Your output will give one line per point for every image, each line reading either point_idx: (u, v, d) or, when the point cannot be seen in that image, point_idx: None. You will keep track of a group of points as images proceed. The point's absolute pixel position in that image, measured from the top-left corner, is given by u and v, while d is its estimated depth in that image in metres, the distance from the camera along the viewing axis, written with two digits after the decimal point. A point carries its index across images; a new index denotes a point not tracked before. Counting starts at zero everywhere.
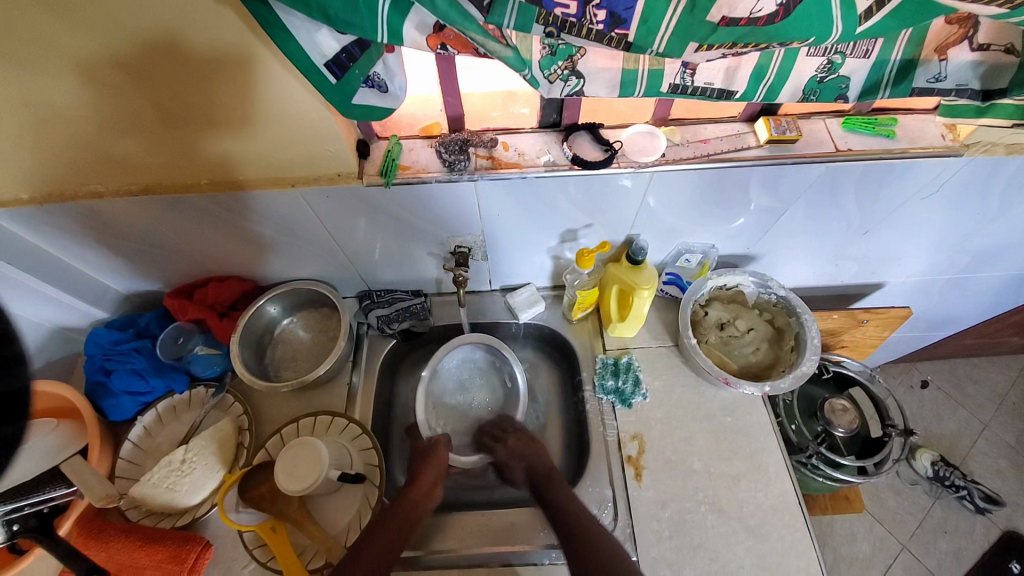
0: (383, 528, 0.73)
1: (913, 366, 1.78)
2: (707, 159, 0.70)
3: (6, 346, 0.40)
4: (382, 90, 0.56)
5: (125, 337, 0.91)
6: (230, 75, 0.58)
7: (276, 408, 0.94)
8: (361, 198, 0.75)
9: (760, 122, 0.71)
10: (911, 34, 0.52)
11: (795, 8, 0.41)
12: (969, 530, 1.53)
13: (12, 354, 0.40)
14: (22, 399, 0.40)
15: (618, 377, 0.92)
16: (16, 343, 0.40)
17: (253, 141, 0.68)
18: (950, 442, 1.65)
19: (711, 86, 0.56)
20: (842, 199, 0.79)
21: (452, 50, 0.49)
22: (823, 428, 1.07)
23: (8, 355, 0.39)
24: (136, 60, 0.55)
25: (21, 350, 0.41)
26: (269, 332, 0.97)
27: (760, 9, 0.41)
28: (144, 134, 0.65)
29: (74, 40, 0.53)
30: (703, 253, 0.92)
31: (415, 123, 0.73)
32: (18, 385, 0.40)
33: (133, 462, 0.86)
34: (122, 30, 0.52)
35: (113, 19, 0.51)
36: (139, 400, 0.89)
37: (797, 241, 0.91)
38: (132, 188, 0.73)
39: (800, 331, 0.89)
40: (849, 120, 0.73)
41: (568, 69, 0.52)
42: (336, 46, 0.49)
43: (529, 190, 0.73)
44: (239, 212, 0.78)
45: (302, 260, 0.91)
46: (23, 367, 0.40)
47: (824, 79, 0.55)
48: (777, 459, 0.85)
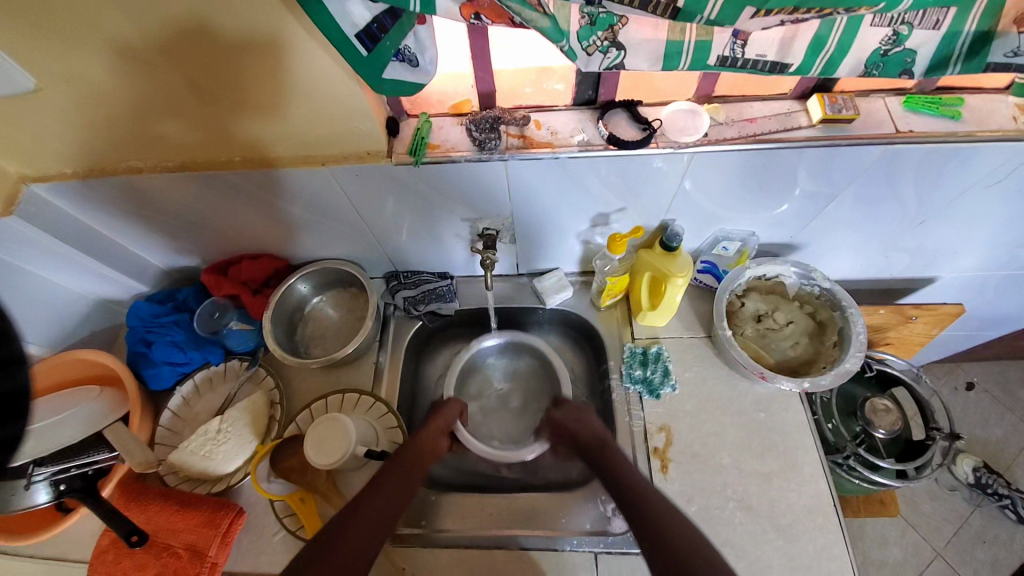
0: (397, 466, 0.73)
1: (960, 367, 1.68)
2: (753, 140, 0.66)
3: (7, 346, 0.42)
4: (413, 65, 0.54)
5: (164, 310, 0.95)
6: (263, 53, 0.57)
7: (305, 384, 0.96)
8: (390, 178, 0.74)
9: (813, 100, 0.66)
10: (986, 4, 0.46)
11: None
12: (1012, 541, 1.45)
13: (13, 354, 0.42)
14: (24, 399, 0.42)
15: (647, 367, 0.89)
16: (17, 344, 0.43)
17: (285, 119, 0.67)
18: (997, 449, 1.56)
19: (763, 59, 0.52)
20: (899, 185, 0.73)
21: (486, 21, 0.46)
22: (862, 429, 1.02)
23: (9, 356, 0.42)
24: (172, 39, 0.55)
25: None
26: (299, 310, 0.99)
27: None
28: (181, 113, 0.66)
29: (113, 20, 0.53)
30: (742, 240, 0.87)
31: (445, 100, 0.71)
32: (15, 386, 0.42)
33: (172, 430, 0.90)
34: (157, 8, 0.52)
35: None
36: (177, 371, 0.93)
37: (845, 230, 0.85)
38: (170, 164, 0.74)
39: (845, 326, 0.84)
40: (912, 98, 0.67)
41: (608, 40, 0.49)
42: (367, 15, 0.47)
43: (561, 171, 0.71)
44: (271, 190, 0.78)
45: (331, 240, 0.92)
46: (23, 368, 0.43)
47: (888, 52, 0.51)
48: (811, 458, 0.82)
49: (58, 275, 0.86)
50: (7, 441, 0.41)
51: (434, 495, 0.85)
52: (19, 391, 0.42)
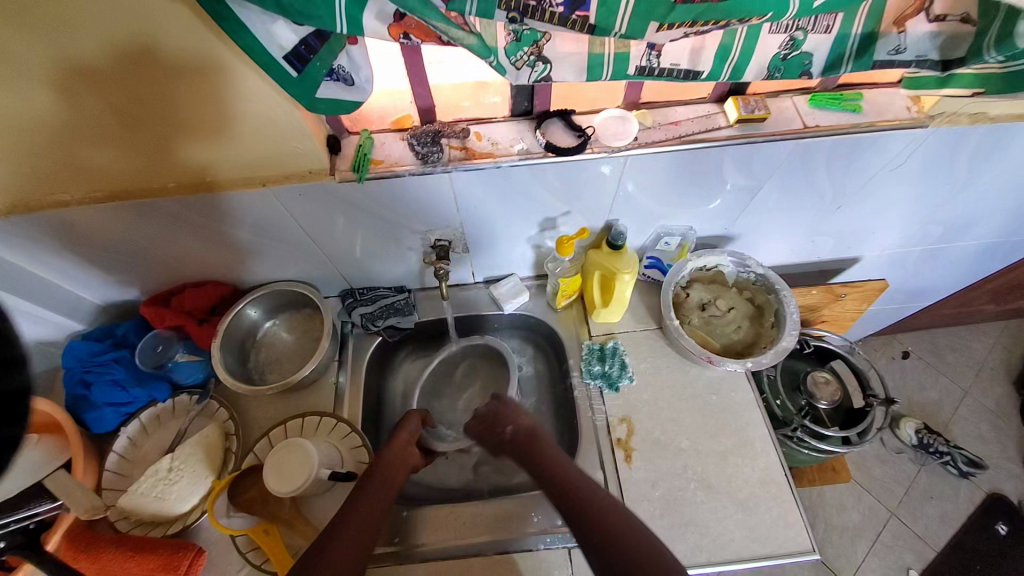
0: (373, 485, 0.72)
1: (894, 338, 1.83)
2: (678, 142, 0.71)
3: (10, 346, 0.39)
4: (347, 84, 0.54)
5: (103, 348, 0.89)
6: (194, 77, 0.57)
7: (262, 411, 0.94)
8: (335, 195, 0.74)
9: (729, 103, 0.72)
10: (870, 8, 0.53)
11: None
12: (953, 493, 1.58)
13: (15, 353, 0.40)
14: (26, 401, 0.40)
15: (605, 361, 0.93)
16: (18, 342, 0.40)
17: (221, 143, 0.66)
18: (933, 410, 1.70)
19: (677, 67, 0.56)
20: (814, 174, 0.80)
21: (415, 40, 0.48)
22: (807, 402, 1.09)
23: (12, 355, 0.39)
24: (96, 66, 0.54)
25: (26, 351, 0.40)
26: (251, 336, 0.96)
27: None
28: (110, 141, 0.64)
29: (29, 49, 0.51)
30: (682, 235, 0.92)
31: (386, 116, 0.73)
32: (22, 385, 0.40)
33: (120, 473, 0.85)
34: (78, 36, 0.51)
35: (65, 26, 0.50)
36: (121, 411, 0.88)
37: (774, 218, 0.92)
38: (99, 196, 0.71)
39: (780, 307, 0.90)
40: (816, 96, 0.73)
41: (534, 55, 0.52)
42: (294, 39, 0.48)
43: (504, 179, 0.73)
44: (213, 217, 0.77)
45: (281, 262, 0.90)
46: (26, 367, 0.40)
47: (787, 56, 0.56)
48: (762, 433, 0.87)
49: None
50: (8, 443, 0.38)
51: (406, 510, 0.84)
52: (22, 390, 0.40)
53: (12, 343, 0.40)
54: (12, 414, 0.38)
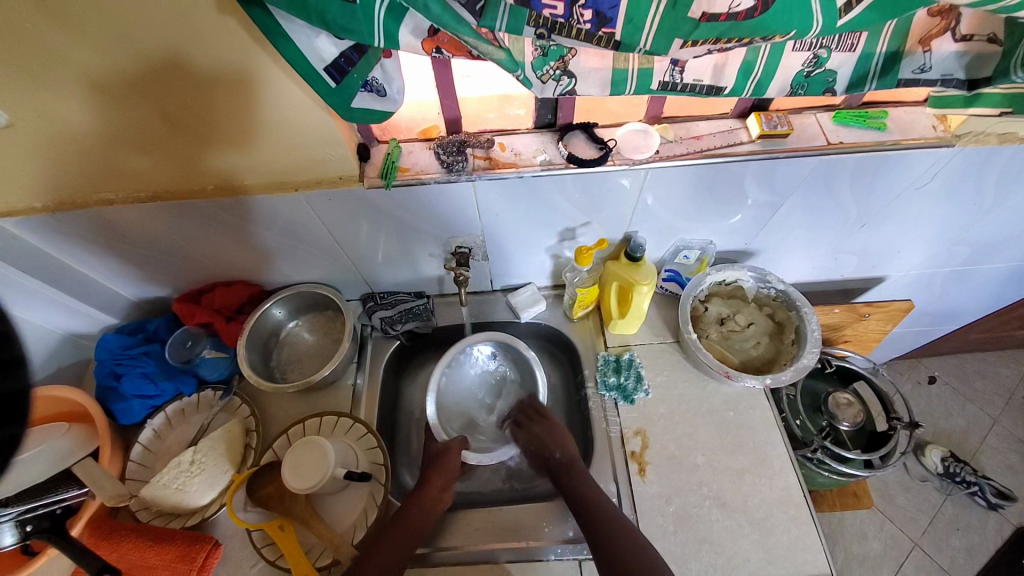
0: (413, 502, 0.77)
1: (920, 362, 1.77)
2: (699, 156, 0.71)
3: (10, 348, 0.42)
4: (381, 95, 0.57)
5: (134, 342, 0.94)
6: (236, 85, 0.60)
7: (282, 409, 0.96)
8: (361, 200, 0.76)
9: (751, 118, 0.72)
10: (895, 28, 0.53)
11: (775, 0, 0.42)
12: (983, 527, 1.51)
13: (14, 356, 0.42)
14: (25, 401, 0.42)
15: (620, 373, 0.92)
16: (17, 345, 0.42)
17: (257, 149, 0.70)
18: (961, 438, 1.64)
19: (700, 82, 0.57)
20: (838, 191, 0.80)
21: (446, 53, 0.51)
22: (828, 423, 1.06)
23: (12, 357, 0.42)
24: (148, 74, 0.58)
25: (22, 353, 0.42)
26: (275, 335, 0.99)
27: (738, 4, 0.42)
28: (156, 145, 0.67)
29: (89, 58, 0.55)
30: (701, 248, 0.92)
31: (413, 126, 0.75)
32: (21, 386, 0.42)
33: (143, 465, 0.87)
34: (136, 46, 0.55)
35: (124, 38, 0.54)
36: (148, 404, 0.91)
37: (795, 235, 0.91)
38: (142, 196, 0.75)
39: (800, 324, 0.89)
40: (840, 114, 0.73)
41: (559, 69, 0.54)
42: (334, 52, 0.50)
43: (526, 189, 0.75)
44: (244, 218, 0.80)
45: (305, 264, 0.93)
46: (25, 369, 0.42)
47: (811, 73, 0.56)
48: (780, 452, 0.85)
49: (29, 312, 0.85)
50: (9, 443, 0.40)
51: None
52: (21, 393, 0.42)
53: (12, 345, 0.42)
54: (13, 412, 0.41)
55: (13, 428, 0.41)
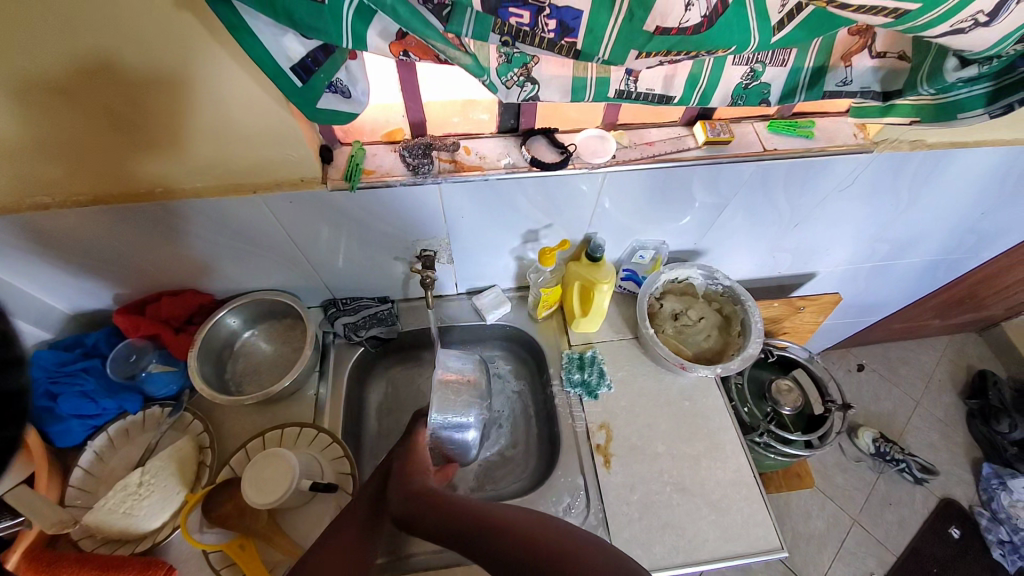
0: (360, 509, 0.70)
1: (850, 351, 1.95)
2: (652, 160, 0.76)
3: (9, 348, 0.36)
4: (345, 96, 0.57)
5: (72, 358, 0.86)
6: (178, 81, 0.58)
7: (239, 424, 0.91)
8: (325, 203, 0.75)
9: (697, 126, 0.78)
10: (820, 45, 0.60)
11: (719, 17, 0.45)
12: (910, 500, 1.68)
13: (13, 356, 0.36)
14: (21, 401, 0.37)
15: (584, 369, 0.96)
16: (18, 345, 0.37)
17: (211, 146, 0.66)
18: (888, 420, 1.81)
19: (651, 92, 0.61)
20: (774, 195, 0.88)
21: (413, 57, 0.51)
22: (772, 409, 1.14)
23: (10, 358, 0.36)
24: (93, 68, 0.54)
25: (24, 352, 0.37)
26: (229, 346, 0.94)
27: (687, 20, 0.45)
28: (92, 147, 0.64)
29: (5, 56, 0.52)
30: (655, 249, 0.98)
31: (378, 129, 0.75)
32: (17, 388, 0.37)
33: (86, 490, 0.82)
34: (82, 39, 0.52)
35: (43, 34, 0.51)
36: (89, 424, 0.85)
37: (739, 235, 0.99)
38: (80, 199, 0.70)
39: (746, 317, 0.96)
40: (774, 123, 0.81)
41: (523, 76, 0.57)
42: (301, 50, 0.50)
43: (491, 191, 0.76)
44: (197, 222, 0.76)
45: (262, 270, 0.90)
46: (22, 369, 0.37)
47: (749, 85, 0.62)
48: (732, 437, 0.91)
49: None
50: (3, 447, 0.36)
51: None
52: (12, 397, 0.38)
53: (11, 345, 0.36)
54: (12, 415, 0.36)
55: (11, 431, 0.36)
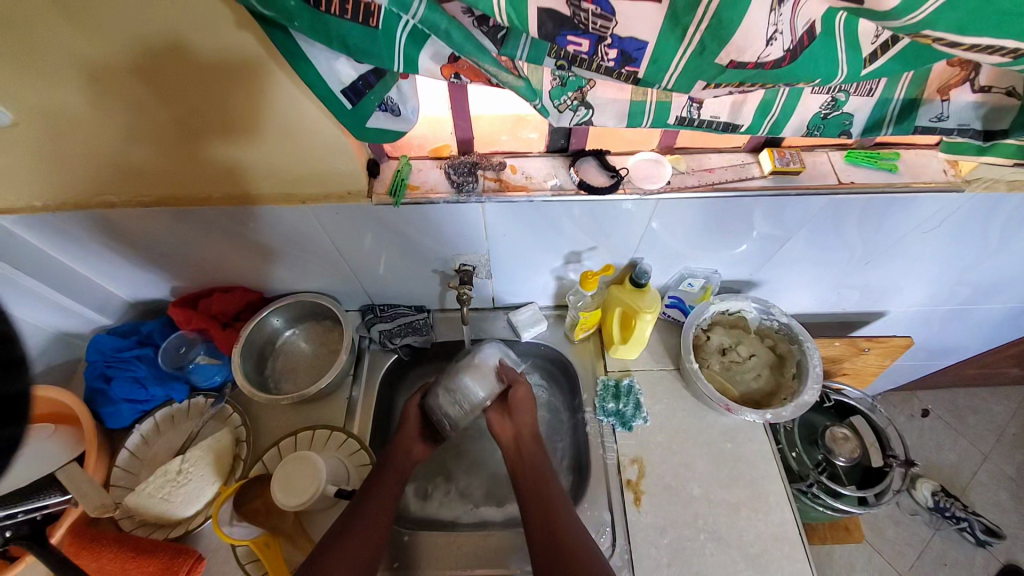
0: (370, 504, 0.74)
1: (914, 394, 1.78)
2: (709, 189, 0.71)
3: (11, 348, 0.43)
4: (395, 114, 0.57)
5: (127, 344, 0.92)
6: (235, 92, 0.58)
7: (275, 422, 0.93)
8: (370, 215, 0.75)
9: (764, 154, 0.72)
10: (912, 77, 0.53)
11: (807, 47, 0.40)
12: (970, 564, 1.51)
13: (14, 356, 0.43)
14: (23, 405, 0.44)
15: (619, 400, 0.92)
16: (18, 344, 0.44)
17: (266, 159, 0.68)
18: (951, 473, 1.64)
19: (716, 119, 0.57)
20: (844, 230, 0.80)
21: (464, 79, 0.50)
22: (824, 457, 1.06)
23: (12, 358, 0.43)
24: (166, 78, 0.57)
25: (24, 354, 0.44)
26: (271, 343, 0.97)
27: (767, 54, 0.39)
28: (155, 151, 0.66)
29: (84, 65, 0.55)
30: (706, 278, 0.92)
31: (425, 144, 0.74)
32: (20, 389, 0.43)
33: (131, 470, 0.87)
34: (157, 52, 0.54)
35: (113, 46, 0.53)
36: (137, 408, 0.90)
37: (799, 269, 0.91)
38: (144, 199, 0.74)
39: (802, 358, 0.88)
40: (852, 153, 0.73)
41: (577, 100, 0.54)
42: (353, 74, 0.49)
43: (535, 212, 0.74)
44: (247, 227, 0.79)
45: (306, 273, 0.92)
46: (23, 369, 0.44)
47: (828, 115, 0.56)
48: (777, 487, 0.84)
49: (21, 310, 0.83)
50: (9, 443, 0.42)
51: (407, 535, 0.83)
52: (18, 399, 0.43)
53: (12, 346, 0.43)
54: (12, 414, 0.42)
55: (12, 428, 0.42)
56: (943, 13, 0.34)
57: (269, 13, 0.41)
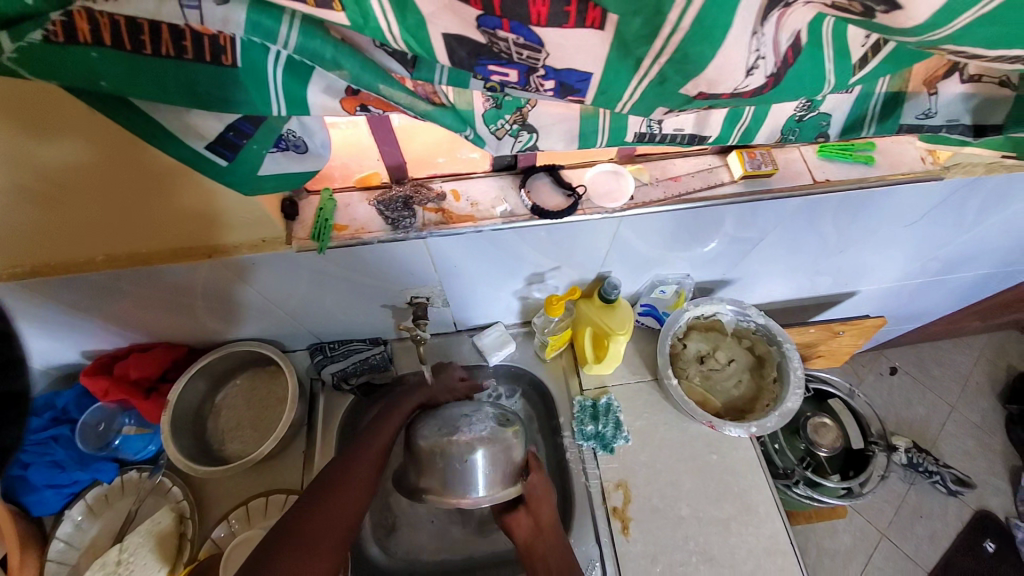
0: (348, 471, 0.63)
1: (882, 353, 1.75)
2: (678, 201, 0.64)
3: None
4: (301, 151, 0.45)
5: (40, 424, 0.80)
6: (98, 147, 0.47)
7: (223, 488, 0.83)
8: (297, 262, 0.65)
9: (733, 155, 0.65)
10: (890, 79, 0.48)
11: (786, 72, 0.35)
12: (944, 512, 1.53)
13: None
14: None
15: (598, 420, 0.86)
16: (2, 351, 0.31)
17: (161, 215, 0.57)
18: (922, 426, 1.65)
19: (681, 132, 0.49)
20: (820, 225, 0.75)
21: (375, 110, 0.40)
22: (806, 448, 1.06)
23: None
24: (6, 138, 0.44)
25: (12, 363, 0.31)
26: (208, 400, 0.87)
27: (745, 86, 0.33)
28: (8, 218, 0.53)
29: None
30: (678, 283, 0.86)
31: (350, 174, 0.64)
32: None
33: (67, 563, 0.77)
34: None
35: None
36: (64, 492, 0.79)
37: (774, 263, 0.86)
38: (18, 271, 0.61)
39: (782, 361, 0.84)
40: (825, 147, 0.68)
41: (517, 123, 0.45)
42: (219, 125, 0.39)
43: (486, 242, 0.65)
44: (156, 286, 0.67)
45: (237, 321, 0.81)
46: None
47: (802, 118, 0.50)
48: (765, 497, 0.81)
49: None
50: None
51: None
52: None
53: None
54: None
55: None
56: (976, 29, 0.30)
57: (57, 81, 0.31)
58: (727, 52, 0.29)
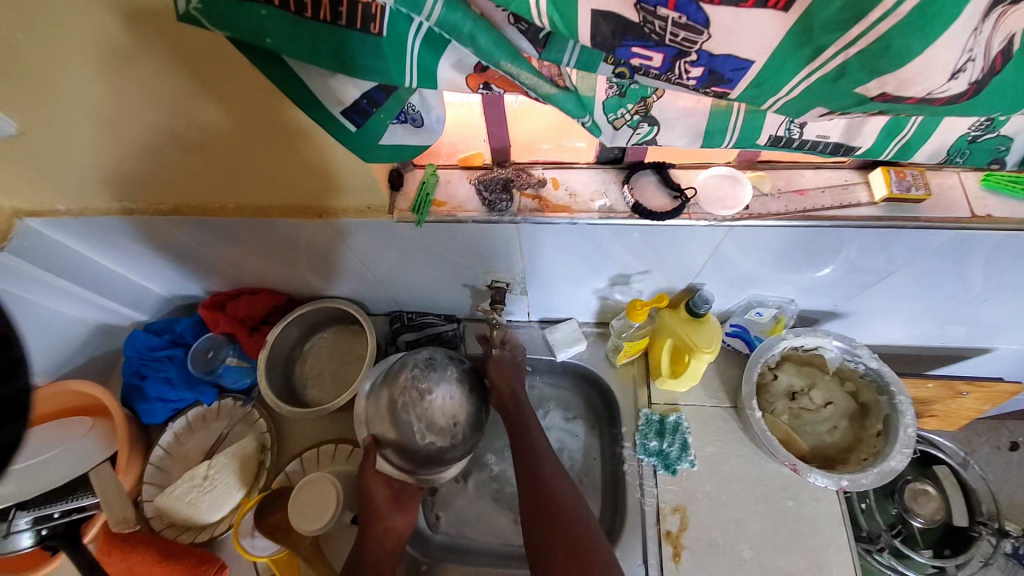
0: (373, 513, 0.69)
1: (1004, 424, 1.49)
2: (800, 217, 0.58)
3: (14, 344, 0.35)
4: (416, 125, 0.46)
5: (160, 343, 0.92)
6: (241, 102, 0.51)
7: (300, 429, 0.91)
8: (391, 232, 0.67)
9: (876, 173, 0.57)
10: None
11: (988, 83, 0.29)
12: None
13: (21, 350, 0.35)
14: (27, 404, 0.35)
15: (663, 438, 0.81)
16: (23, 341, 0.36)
17: (281, 170, 0.61)
18: None
19: (824, 140, 0.44)
20: (968, 266, 0.63)
21: (497, 90, 0.40)
22: (899, 514, 0.92)
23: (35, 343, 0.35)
24: (170, 86, 0.50)
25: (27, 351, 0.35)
26: (298, 347, 0.94)
27: (943, 90, 0.29)
28: (160, 159, 0.61)
29: (80, 72, 0.49)
30: (778, 307, 0.79)
31: (454, 152, 0.65)
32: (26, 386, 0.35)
33: (162, 469, 0.87)
34: (156, 58, 0.47)
35: (110, 54, 0.47)
36: (170, 406, 0.90)
37: (897, 302, 0.75)
38: (161, 207, 0.70)
39: (891, 414, 0.74)
40: (991, 176, 0.57)
41: (639, 114, 0.43)
42: (356, 92, 0.40)
43: (578, 235, 0.63)
44: (268, 237, 0.74)
45: (331, 279, 0.86)
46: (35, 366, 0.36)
47: (977, 139, 0.42)
48: (844, 558, 0.73)
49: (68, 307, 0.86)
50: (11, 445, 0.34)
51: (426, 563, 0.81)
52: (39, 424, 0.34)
53: None
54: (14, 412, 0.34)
55: (13, 428, 0.34)
56: None
57: (228, 31, 0.34)
58: (938, 50, 0.27)
